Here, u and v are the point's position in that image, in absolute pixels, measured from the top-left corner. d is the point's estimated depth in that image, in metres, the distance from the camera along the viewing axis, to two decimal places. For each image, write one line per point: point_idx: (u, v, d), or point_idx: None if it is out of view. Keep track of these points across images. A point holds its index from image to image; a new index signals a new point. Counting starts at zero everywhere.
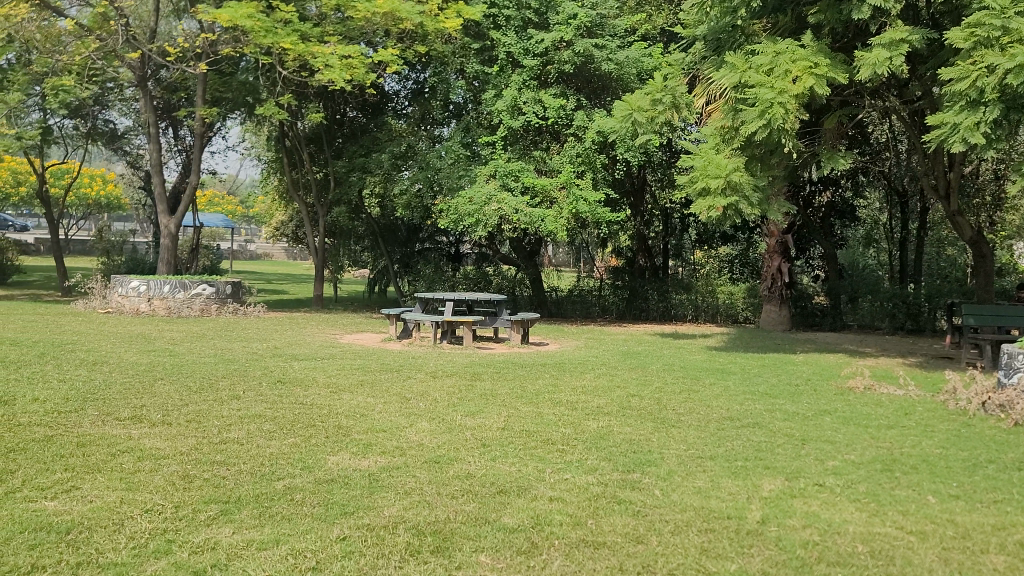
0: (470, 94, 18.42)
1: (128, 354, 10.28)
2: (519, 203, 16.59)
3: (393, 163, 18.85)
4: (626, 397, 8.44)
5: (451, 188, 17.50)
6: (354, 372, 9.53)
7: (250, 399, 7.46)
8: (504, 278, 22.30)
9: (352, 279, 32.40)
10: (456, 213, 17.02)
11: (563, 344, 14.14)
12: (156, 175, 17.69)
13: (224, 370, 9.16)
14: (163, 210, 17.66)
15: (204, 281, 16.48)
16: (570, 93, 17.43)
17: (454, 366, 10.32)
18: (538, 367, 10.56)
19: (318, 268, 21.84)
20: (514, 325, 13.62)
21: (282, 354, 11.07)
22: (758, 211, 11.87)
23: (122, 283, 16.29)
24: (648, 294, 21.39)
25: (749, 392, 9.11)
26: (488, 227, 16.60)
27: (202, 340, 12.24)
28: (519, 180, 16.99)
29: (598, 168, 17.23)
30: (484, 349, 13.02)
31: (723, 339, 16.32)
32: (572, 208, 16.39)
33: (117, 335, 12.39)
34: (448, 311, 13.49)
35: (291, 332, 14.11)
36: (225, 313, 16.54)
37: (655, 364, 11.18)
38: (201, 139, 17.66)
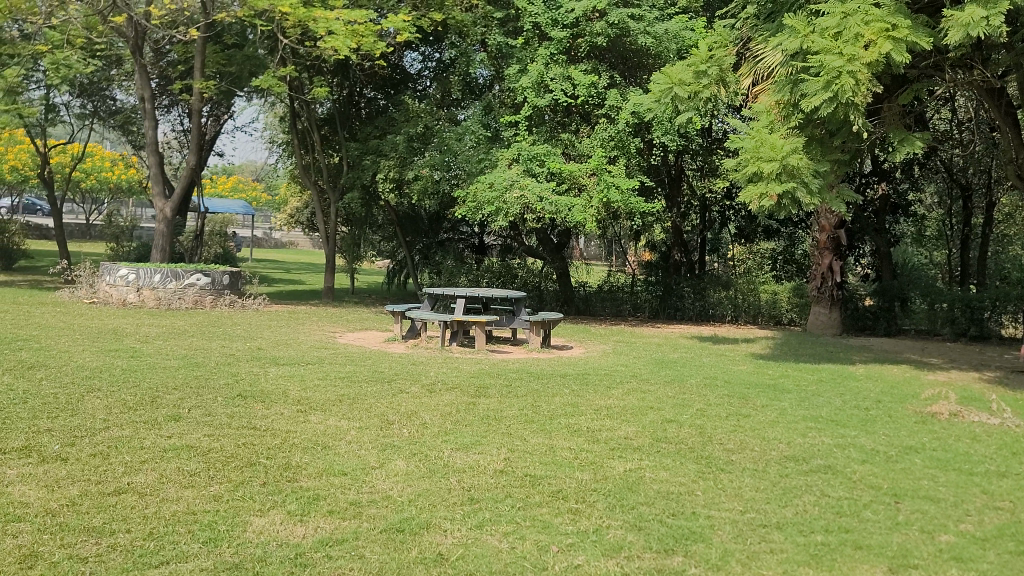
0: (493, 70, 16.87)
1: (81, 354, 8.90)
2: (544, 191, 15.00)
3: (409, 145, 17.35)
4: (661, 425, 6.86)
5: (470, 172, 15.98)
6: (337, 383, 8.03)
7: (189, 422, 6.00)
8: (529, 272, 20.75)
9: (374, 270, 31.01)
10: (474, 201, 15.49)
11: (589, 348, 12.55)
12: (151, 154, 16.34)
13: (180, 379, 7.71)
14: (160, 193, 16.30)
15: (199, 271, 15.15)
16: (603, 69, 15.83)
17: (459, 377, 8.77)
18: (556, 380, 8.99)
19: (330, 257, 20.43)
20: (533, 326, 12.05)
21: (263, 356, 9.62)
22: (818, 202, 10.18)
23: (110, 271, 15.01)
24: (684, 292, 19.75)
25: (811, 420, 7.48)
26: (510, 216, 15.06)
27: (177, 338, 10.88)
28: (545, 165, 15.40)
29: (632, 153, 15.64)
30: (498, 353, 11.47)
31: (769, 346, 14.60)
32: (603, 197, 14.81)
33: (87, 330, 11.04)
34: (459, 310, 11.95)
35: (285, 329, 12.68)
36: (220, 306, 15.22)
37: (693, 378, 9.55)
38: (200, 116, 16.28)
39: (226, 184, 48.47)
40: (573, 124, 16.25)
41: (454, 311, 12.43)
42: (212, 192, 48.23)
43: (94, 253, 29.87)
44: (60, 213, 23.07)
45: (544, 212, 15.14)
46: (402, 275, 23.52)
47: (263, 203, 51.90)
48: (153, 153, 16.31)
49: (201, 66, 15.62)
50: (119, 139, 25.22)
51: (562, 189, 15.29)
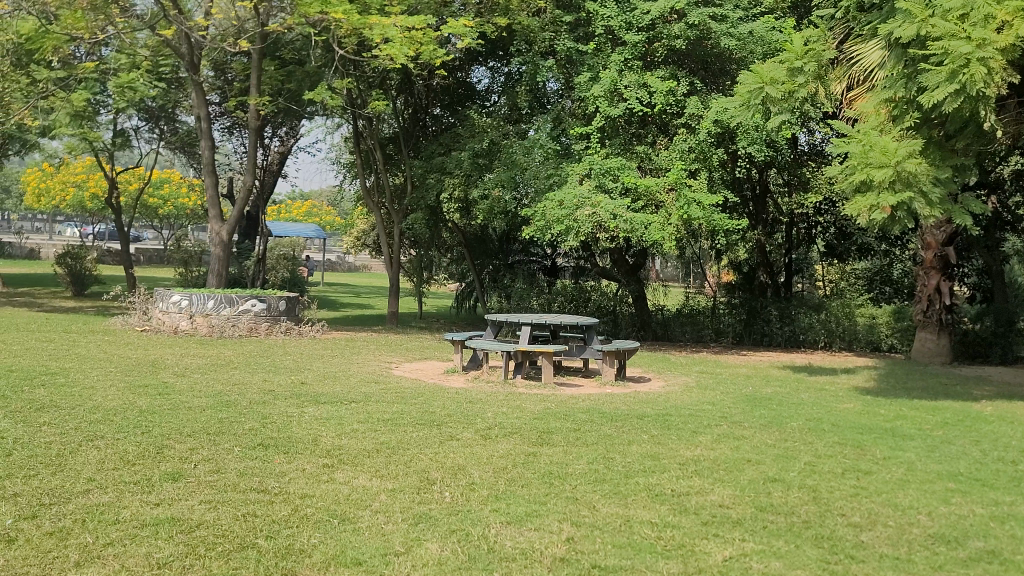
0: (563, 79, 15.83)
1: (105, 391, 8.06)
2: (618, 207, 13.81)
3: (474, 162, 16.42)
4: (763, 487, 5.58)
5: (539, 190, 14.88)
6: (380, 427, 6.97)
7: (186, 482, 4.99)
8: (603, 294, 19.52)
9: (443, 294, 30.15)
10: (543, 220, 14.39)
11: (669, 381, 11.25)
12: (208, 175, 15.76)
13: (201, 422, 6.75)
14: (216, 216, 15.70)
15: (254, 297, 14.45)
16: (682, 75, 14.65)
17: (521, 420, 7.62)
18: (633, 422, 7.76)
19: (394, 281, 19.56)
20: (606, 356, 10.83)
21: (305, 393, 8.65)
22: (939, 214, 8.76)
23: (163, 298, 14.39)
24: (770, 316, 18.23)
25: (950, 479, 6.09)
26: (582, 236, 13.91)
27: (219, 370, 10.01)
28: (620, 180, 14.19)
29: (715, 166, 14.43)
30: (568, 388, 10.28)
31: (872, 377, 13.04)
32: (683, 213, 13.62)
33: (126, 361, 10.30)
34: (524, 338, 10.82)
35: (337, 359, 11.75)
36: (276, 334, 14.50)
37: (794, 421, 8.19)
38: (257, 134, 15.64)
39: (300, 209, 48.64)
40: (649, 135, 14.98)
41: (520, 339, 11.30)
42: (285, 217, 48.43)
43: (164, 278, 29.78)
44: (127, 238, 22.86)
45: (618, 231, 13.95)
46: (471, 299, 22.55)
47: (337, 228, 51.92)
48: (209, 174, 15.73)
49: (257, 83, 15.06)
50: (187, 163, 25.02)
51: (638, 206, 14.10)
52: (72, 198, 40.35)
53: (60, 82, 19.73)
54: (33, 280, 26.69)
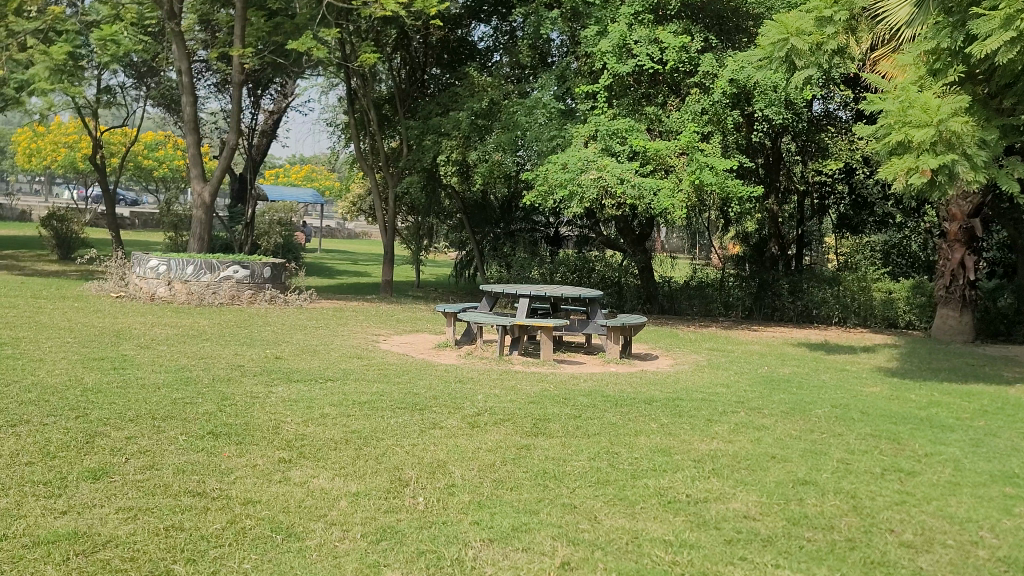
0: (569, 34, 14.87)
1: (54, 365, 7.27)
2: (625, 171, 12.89)
3: (474, 123, 15.51)
4: (794, 492, 4.77)
5: (541, 152, 13.95)
6: (355, 413, 6.15)
7: (104, 483, 4.15)
8: (607, 265, 18.66)
9: (444, 263, 29.29)
10: (545, 183, 13.48)
11: (677, 360, 10.42)
12: (189, 132, 14.86)
13: (150, 404, 5.94)
14: (198, 176, 14.83)
15: (237, 262, 13.62)
16: (696, 30, 13.71)
17: (516, 405, 6.81)
18: (640, 408, 6.95)
19: (388, 248, 18.70)
20: (610, 332, 10.00)
21: (277, 369, 7.84)
22: (983, 180, 7.87)
23: (140, 262, 13.56)
24: (782, 289, 17.36)
25: (1006, 483, 5.26)
26: (586, 202, 13.00)
27: (188, 342, 9.22)
28: (628, 142, 13.22)
29: (730, 129, 13.55)
30: (568, 366, 9.46)
31: (894, 357, 12.19)
32: (694, 178, 12.76)
33: (89, 330, 9.50)
34: (521, 312, 9.98)
35: (321, 331, 10.95)
36: (259, 302, 13.68)
37: (818, 408, 7.35)
38: (240, 88, 14.76)
39: (299, 174, 47.77)
40: (660, 95, 13.93)
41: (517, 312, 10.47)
42: (284, 182, 47.56)
43: (156, 243, 28.99)
44: (113, 200, 22.05)
45: (625, 197, 13.05)
46: (471, 268, 21.71)
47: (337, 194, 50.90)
48: (191, 131, 14.83)
49: (242, 34, 14.21)
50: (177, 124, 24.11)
51: (646, 170, 13.19)
52: (66, 160, 39.55)
53: (39, 34, 18.74)
54: (19, 243, 25.93)
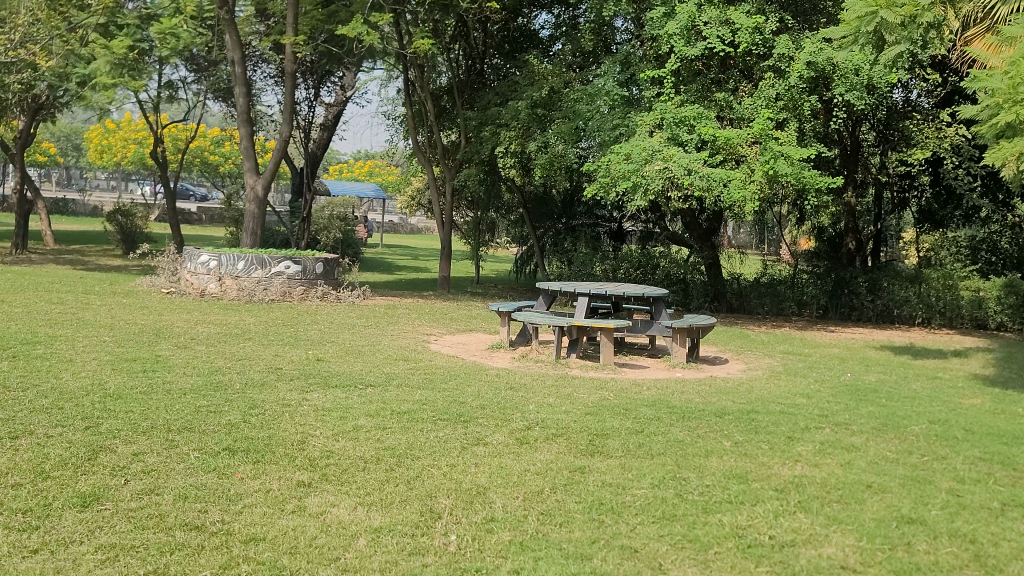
0: (634, 17, 14.11)
1: (82, 366, 6.88)
2: (693, 161, 12.08)
3: (533, 112, 14.85)
4: (897, 534, 4.02)
5: (604, 142, 13.19)
6: (392, 425, 5.56)
7: (92, 513, 3.63)
8: (672, 260, 17.88)
9: (504, 258, 28.71)
10: (607, 175, 12.72)
11: (749, 365, 9.60)
12: (242, 125, 14.54)
13: (169, 413, 5.45)
14: (250, 169, 14.50)
15: (288, 258, 13.22)
16: (770, 10, 12.81)
17: (571, 417, 6.14)
18: (710, 422, 6.21)
19: (446, 243, 18.15)
20: (676, 334, 9.24)
21: (315, 372, 7.32)
22: None
23: (191, 257, 13.25)
24: (860, 288, 16.30)
25: None
26: (650, 195, 12.22)
27: (228, 342, 8.79)
28: (696, 130, 12.39)
29: (807, 116, 12.64)
30: (630, 371, 8.74)
31: (990, 362, 11.15)
32: (768, 168, 11.90)
33: (129, 328, 9.15)
34: (580, 312, 9.28)
35: (369, 330, 10.44)
36: (310, 300, 13.26)
37: (914, 425, 6.51)
38: (293, 79, 14.41)
39: (362, 169, 47.83)
40: (731, 80, 13.04)
41: (576, 312, 9.77)
42: (347, 177, 47.70)
43: (219, 237, 29.07)
44: (173, 195, 22.06)
45: (692, 189, 12.24)
46: (531, 264, 21.07)
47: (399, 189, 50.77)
48: (244, 123, 14.51)
49: (294, 22, 13.89)
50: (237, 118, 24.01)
51: (716, 160, 12.35)
52: (134, 156, 40.16)
53: (100, 28, 18.75)
54: (85, 238, 26.24)
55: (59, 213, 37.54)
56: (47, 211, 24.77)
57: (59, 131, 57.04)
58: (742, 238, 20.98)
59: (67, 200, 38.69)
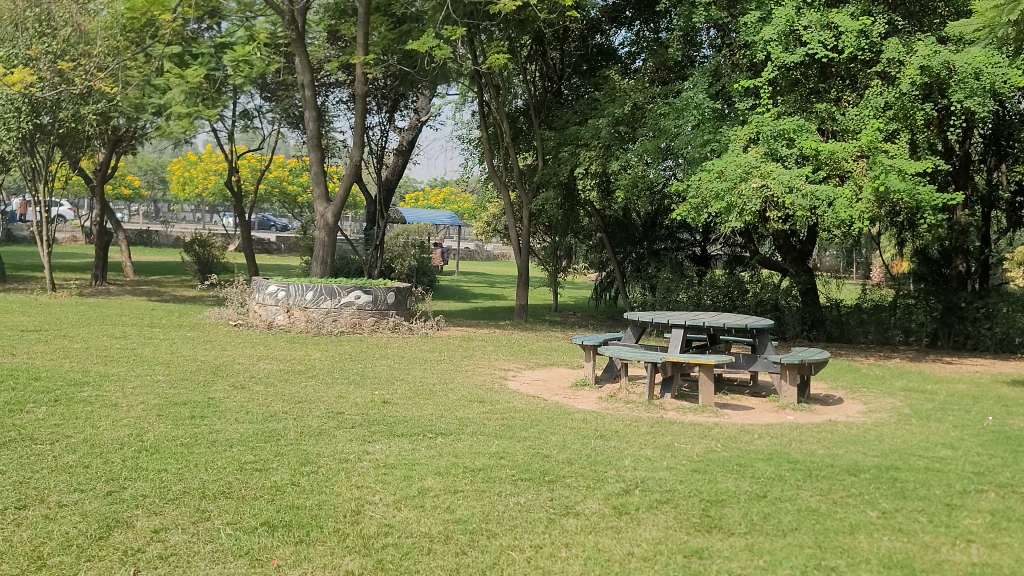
0: (724, 27, 13.15)
1: (125, 412, 6.23)
2: (794, 178, 10.98)
3: (615, 130, 13.97)
4: None
5: (693, 159, 12.19)
6: (464, 487, 4.69)
7: None
8: (768, 286, 16.49)
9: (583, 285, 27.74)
10: (697, 194, 11.71)
11: (868, 406, 8.44)
12: (312, 150, 14.05)
13: (207, 473, 4.71)
14: (320, 195, 13.98)
15: (358, 288, 12.59)
16: (878, 12, 11.70)
17: (675, 476, 5.17)
18: (844, 484, 5.18)
19: (523, 270, 17.33)
20: (785, 372, 8.13)
21: (379, 419, 6.52)
22: None
23: (259, 288, 12.73)
24: (977, 315, 14.84)
25: None
26: (747, 215, 11.19)
27: (289, 381, 8.10)
28: (797, 144, 11.31)
29: (921, 127, 11.41)
30: (733, 414, 7.70)
31: None
32: (878, 184, 10.72)
33: (187, 366, 8.54)
34: (674, 346, 8.29)
35: (441, 365, 9.64)
36: (381, 331, 12.60)
37: None
38: (364, 101, 13.87)
39: (437, 197, 47.60)
40: (832, 89, 11.94)
41: (668, 347, 8.77)
42: (423, 205, 47.51)
43: (294, 267, 28.88)
44: (248, 224, 21.89)
45: (793, 208, 11.18)
46: (611, 290, 20.08)
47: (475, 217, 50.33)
48: (314, 148, 14.02)
49: (365, 41, 13.36)
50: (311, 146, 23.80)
51: (819, 176, 11.23)
52: (214, 187, 40.67)
53: (175, 58, 18.72)
54: (163, 268, 26.34)
55: (143, 244, 38.23)
56: (126, 243, 24.95)
57: (145, 165, 58.57)
58: (825, 262, 19.89)
59: (151, 231, 39.41)
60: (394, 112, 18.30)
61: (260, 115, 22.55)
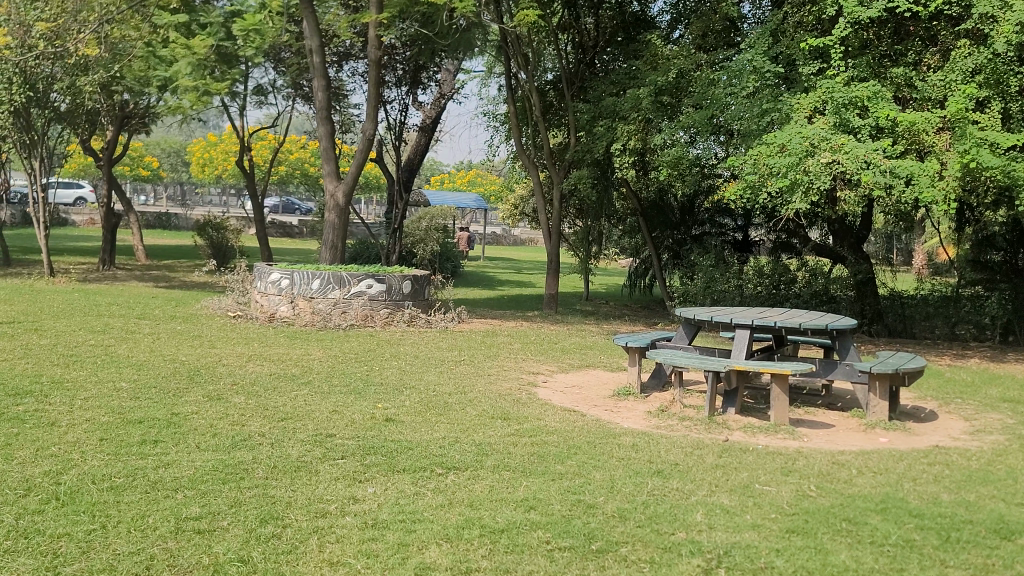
0: None
1: (58, 438, 4.97)
2: (869, 151, 9.48)
3: (657, 101, 12.52)
4: None
5: (748, 132, 10.72)
6: (482, 567, 3.39)
7: None
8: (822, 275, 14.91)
9: (616, 271, 26.28)
10: (755, 171, 10.25)
11: (971, 423, 6.99)
12: (322, 122, 12.75)
13: (125, 543, 3.42)
14: (331, 173, 12.71)
15: (371, 276, 11.30)
16: None
17: (769, 543, 3.81)
18: (1001, 556, 3.79)
19: (553, 255, 15.96)
20: (875, 383, 6.66)
21: (377, 445, 5.21)
22: None
23: (262, 275, 11.49)
24: None
25: None
26: (813, 195, 9.72)
27: (278, 389, 6.81)
28: (872, 113, 9.78)
29: (1016, 94, 9.78)
30: (813, 436, 6.28)
31: None
32: (967, 159, 9.12)
33: (162, 370, 7.29)
34: (737, 351, 6.88)
35: (458, 368, 8.31)
36: (396, 325, 11.30)
37: None
38: (378, 69, 12.52)
39: (464, 179, 46.29)
40: (911, 52, 10.40)
41: (727, 351, 7.38)
42: (448, 188, 46.26)
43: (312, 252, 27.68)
44: (261, 207, 20.71)
45: (868, 188, 9.67)
46: (648, 279, 18.64)
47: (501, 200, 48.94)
48: (323, 121, 12.73)
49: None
50: None
51: (897, 151, 9.69)
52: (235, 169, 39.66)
53: (182, 27, 17.53)
54: (177, 253, 25.28)
55: (162, 227, 37.37)
56: (138, 226, 23.91)
57: (168, 147, 57.90)
58: (869, 249, 18.33)
59: (170, 214, 38.54)
60: (413, 85, 16.98)
61: (275, 91, 21.35)
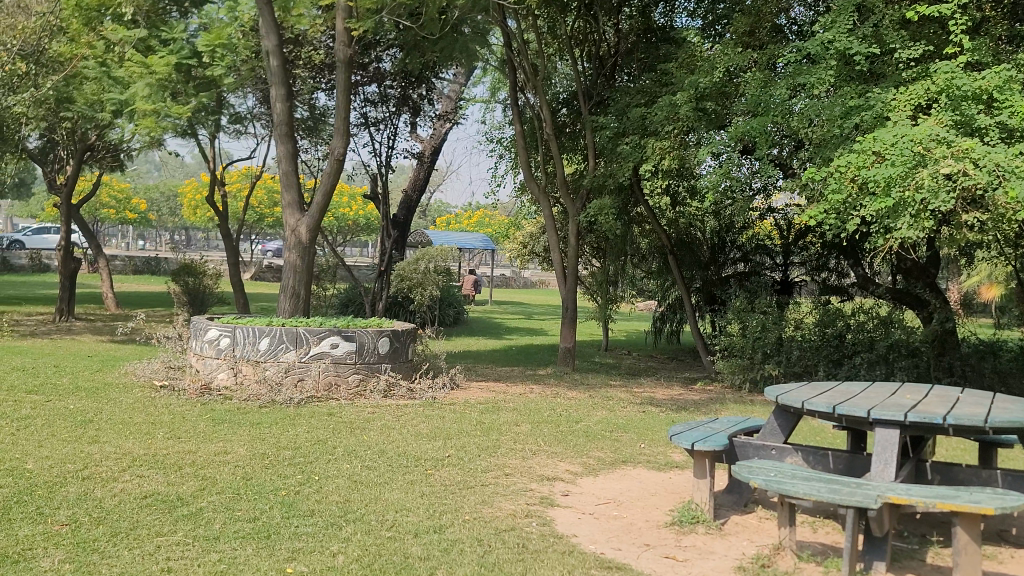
0: None
1: None
2: (1008, 157, 6.89)
3: (696, 108, 10.05)
4: None
5: (826, 139, 8.20)
6: None
7: None
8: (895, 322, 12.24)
9: (637, 315, 23.68)
10: (841, 189, 7.70)
11: None
12: (280, 141, 10.31)
13: None
14: (292, 203, 10.23)
15: (336, 333, 8.71)
16: None
17: None
18: None
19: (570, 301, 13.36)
20: None
21: None
22: None
23: (198, 331, 8.94)
24: None
25: None
26: (927, 220, 7.09)
27: (132, 535, 4.17)
28: (1004, 106, 7.15)
29: None
30: None
31: None
32: None
33: None
34: (881, 475, 4.26)
35: (437, 475, 5.64)
36: (368, 397, 8.71)
37: None
38: (349, 72, 10.09)
39: (471, 219, 43.96)
40: None
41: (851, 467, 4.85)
42: (455, 228, 43.95)
43: None
44: (236, 248, 18.23)
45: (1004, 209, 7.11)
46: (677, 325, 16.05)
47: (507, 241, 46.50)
48: (284, 139, 10.29)
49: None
50: None
51: None
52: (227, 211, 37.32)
53: (143, 44, 15.24)
54: (150, 300, 22.75)
55: (149, 273, 35.10)
56: (105, 271, 21.45)
57: (166, 190, 55.84)
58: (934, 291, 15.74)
59: (158, 258, 36.14)
60: (404, 105, 14.60)
61: (254, 119, 19.02)
